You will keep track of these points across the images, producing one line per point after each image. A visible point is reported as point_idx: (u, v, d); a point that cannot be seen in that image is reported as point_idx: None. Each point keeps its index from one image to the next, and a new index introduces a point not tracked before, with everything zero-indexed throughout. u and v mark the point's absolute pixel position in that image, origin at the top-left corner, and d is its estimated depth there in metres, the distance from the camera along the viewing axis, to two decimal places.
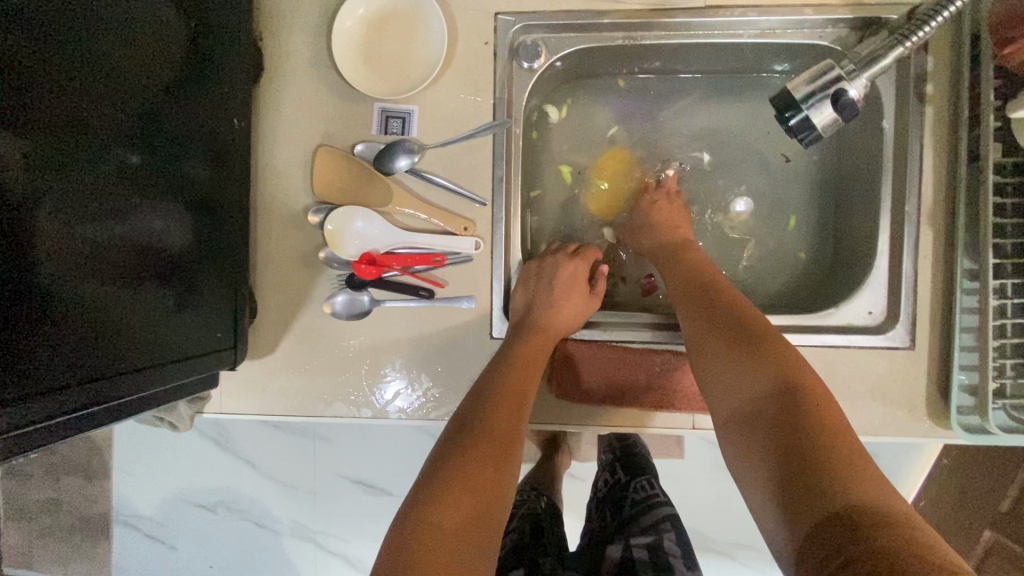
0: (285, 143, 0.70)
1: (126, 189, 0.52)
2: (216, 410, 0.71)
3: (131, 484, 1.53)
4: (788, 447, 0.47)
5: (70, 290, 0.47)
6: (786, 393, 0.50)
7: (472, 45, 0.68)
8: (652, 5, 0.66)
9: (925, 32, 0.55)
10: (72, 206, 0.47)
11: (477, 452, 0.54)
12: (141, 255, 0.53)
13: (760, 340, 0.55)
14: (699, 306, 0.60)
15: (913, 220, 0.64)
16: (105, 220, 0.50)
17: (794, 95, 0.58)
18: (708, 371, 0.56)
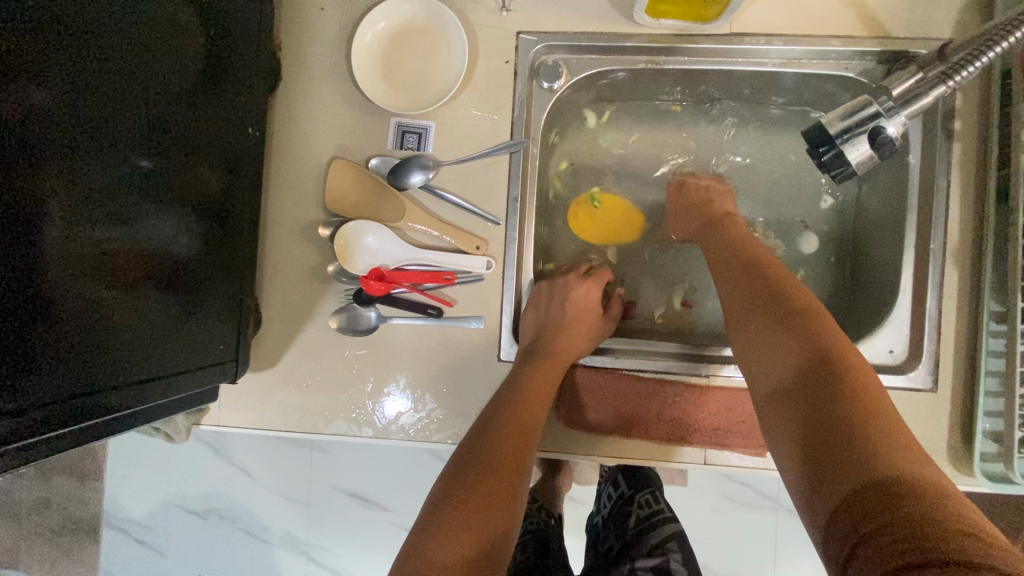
0: (299, 154, 0.69)
1: (134, 194, 0.51)
2: (214, 422, 0.69)
3: (124, 487, 1.51)
4: (814, 423, 0.44)
5: (72, 296, 0.46)
6: (822, 363, 0.47)
7: (493, 63, 0.67)
8: (677, 30, 0.65)
9: (968, 74, 0.52)
10: (79, 207, 0.46)
11: (477, 488, 0.51)
12: (146, 261, 0.52)
13: (800, 310, 0.52)
14: (736, 280, 0.58)
15: (937, 258, 0.62)
16: (112, 225, 0.49)
17: (829, 130, 0.57)
18: (741, 344, 0.54)
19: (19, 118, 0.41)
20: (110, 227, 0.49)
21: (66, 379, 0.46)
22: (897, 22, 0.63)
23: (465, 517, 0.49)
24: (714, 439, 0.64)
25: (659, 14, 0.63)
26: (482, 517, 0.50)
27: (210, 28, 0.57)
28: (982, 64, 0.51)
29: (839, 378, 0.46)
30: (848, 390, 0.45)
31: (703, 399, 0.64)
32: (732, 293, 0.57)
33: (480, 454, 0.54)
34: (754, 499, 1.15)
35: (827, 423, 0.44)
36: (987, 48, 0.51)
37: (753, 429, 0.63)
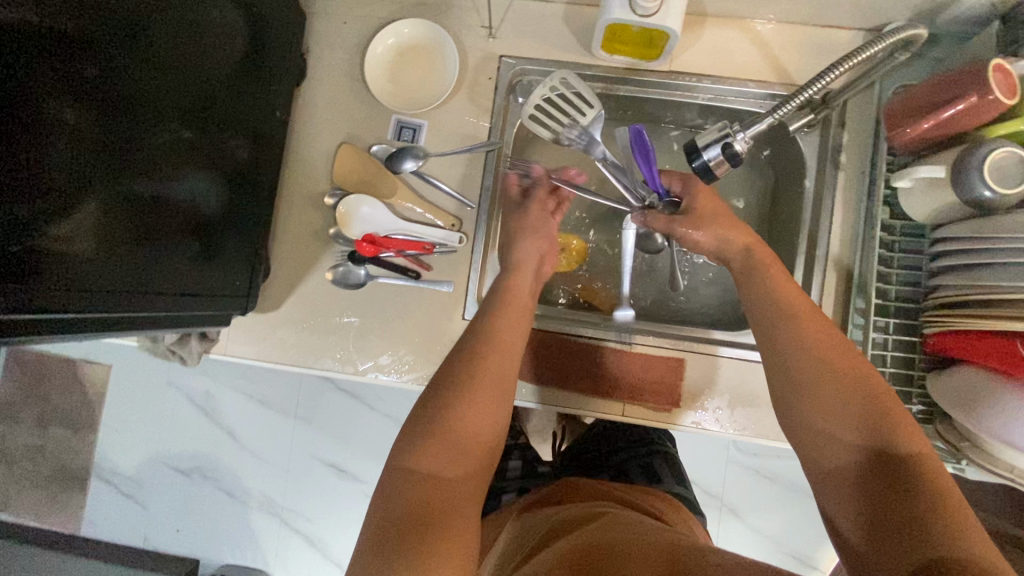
0: (315, 137, 0.84)
1: (178, 153, 0.64)
2: (221, 351, 0.82)
3: (115, 441, 1.62)
4: (867, 473, 0.54)
5: (128, 225, 0.59)
6: (871, 417, 0.55)
7: (479, 78, 0.83)
8: (628, 65, 0.81)
9: (783, 111, 0.68)
10: (138, 158, 0.59)
11: (457, 431, 0.61)
12: (182, 205, 0.66)
13: (849, 367, 0.59)
14: (773, 335, 0.64)
15: (820, 264, 0.79)
16: (160, 174, 0.62)
17: (697, 142, 0.71)
18: (791, 401, 0.61)
19: (102, 89, 0.54)
20: (151, 181, 0.61)
21: (116, 300, 0.59)
22: (799, 74, 0.80)
23: (443, 454, 0.59)
24: (632, 394, 0.78)
25: (613, 51, 0.79)
26: (461, 453, 0.60)
27: (251, 29, 0.71)
28: (789, 105, 0.67)
29: (887, 434, 0.54)
30: (897, 442, 0.53)
31: (624, 360, 0.80)
32: (775, 347, 0.63)
33: (458, 398, 0.63)
34: (702, 499, 1.32)
35: (879, 473, 0.53)
36: (790, 96, 0.67)
37: (663, 387, 0.78)
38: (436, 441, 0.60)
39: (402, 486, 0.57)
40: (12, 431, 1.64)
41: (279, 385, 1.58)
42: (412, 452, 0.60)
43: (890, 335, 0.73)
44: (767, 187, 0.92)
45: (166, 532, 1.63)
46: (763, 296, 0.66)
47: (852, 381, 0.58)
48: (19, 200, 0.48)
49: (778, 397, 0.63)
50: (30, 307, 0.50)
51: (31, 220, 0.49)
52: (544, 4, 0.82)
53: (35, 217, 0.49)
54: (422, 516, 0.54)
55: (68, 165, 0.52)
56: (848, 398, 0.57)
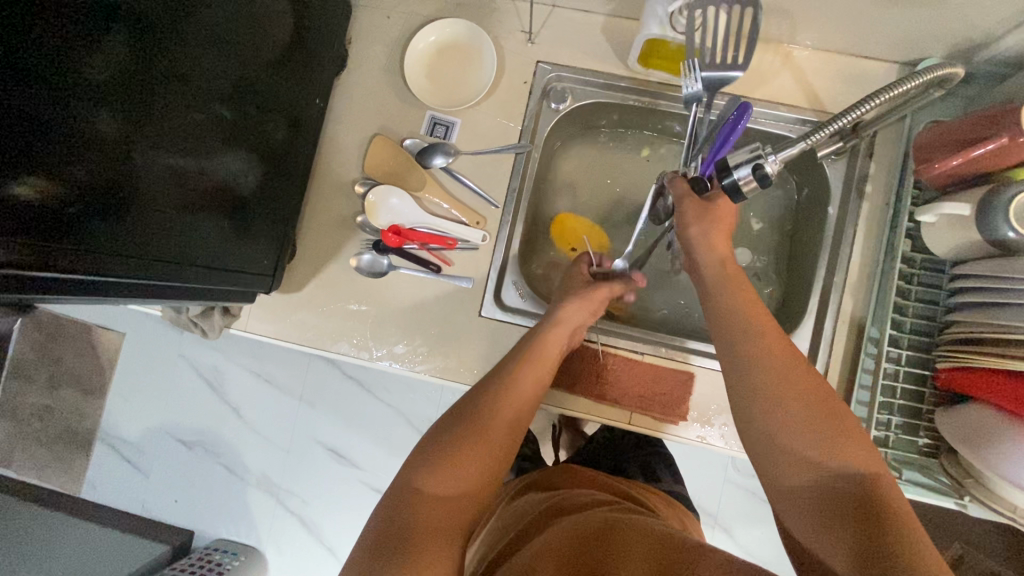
0: (350, 126, 0.86)
1: (217, 130, 0.66)
2: (242, 327, 0.84)
3: (123, 407, 1.65)
4: (826, 493, 0.55)
5: (163, 196, 0.61)
6: (827, 437, 0.57)
7: (514, 81, 0.84)
8: (662, 80, 0.83)
9: (820, 135, 0.69)
10: (179, 132, 0.61)
11: (461, 460, 0.64)
12: (217, 181, 0.67)
13: (807, 387, 0.60)
14: (737, 351, 0.65)
15: (836, 291, 0.79)
16: (199, 150, 0.64)
17: (730, 162, 0.68)
18: (751, 418, 0.62)
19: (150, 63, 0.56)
20: (187, 157, 0.63)
21: (149, 269, 0.60)
22: (831, 102, 0.80)
23: (444, 477, 0.62)
24: (640, 404, 0.79)
25: (649, 65, 0.80)
26: (462, 482, 0.63)
27: (296, 16, 0.73)
28: (826, 131, 0.68)
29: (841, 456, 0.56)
30: (850, 464, 0.55)
31: (633, 369, 0.81)
32: (737, 362, 0.64)
33: (466, 434, 0.66)
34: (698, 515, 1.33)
35: (834, 494, 0.55)
36: (826, 123, 0.68)
37: (670, 399, 0.79)
38: (444, 465, 0.63)
39: (400, 502, 0.60)
40: (23, 389, 1.67)
41: (287, 366, 1.60)
42: (419, 473, 0.63)
43: (902, 366, 0.74)
44: (788, 212, 0.93)
45: (164, 502, 1.65)
46: (729, 308, 0.69)
47: (813, 400, 0.59)
48: (59, 164, 0.50)
49: (738, 412, 0.64)
50: (67, 268, 0.51)
51: (68, 184, 0.51)
52: (584, 13, 0.83)
53: (74, 181, 0.51)
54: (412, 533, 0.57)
55: (109, 134, 0.53)
56: (810, 416, 0.59)
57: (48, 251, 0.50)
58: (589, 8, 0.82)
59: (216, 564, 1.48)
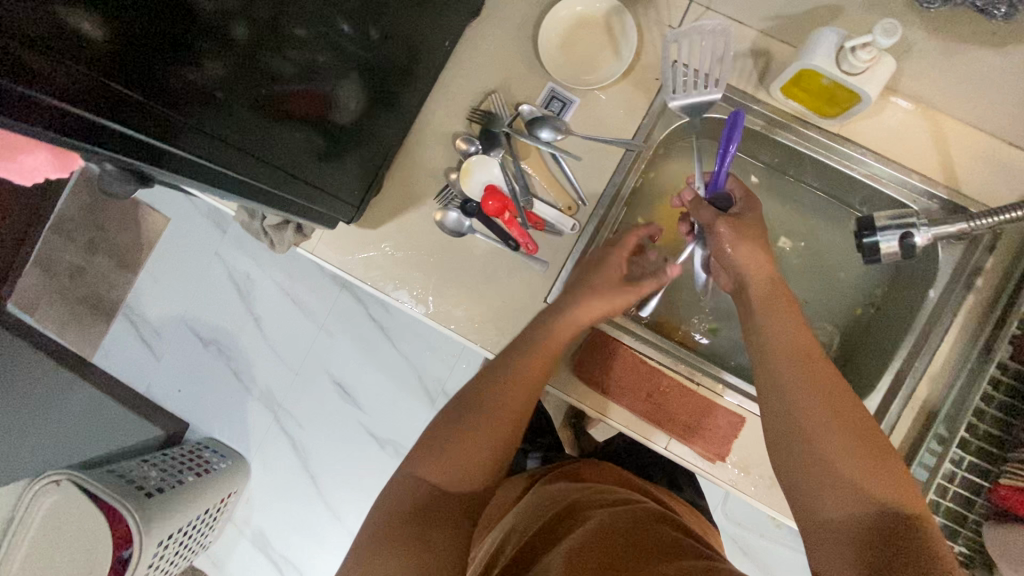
0: (468, 77, 0.84)
1: (347, 49, 0.64)
2: (309, 250, 0.83)
3: (153, 288, 1.67)
4: (861, 525, 0.54)
5: (283, 103, 0.59)
6: (869, 465, 0.56)
7: (645, 76, 0.81)
8: (796, 113, 0.79)
9: (988, 221, 0.68)
10: (315, 41, 0.59)
11: (461, 449, 0.64)
12: (330, 99, 0.66)
13: (845, 419, 0.58)
14: (776, 377, 0.63)
15: (913, 377, 0.76)
16: (326, 64, 0.62)
17: (874, 222, 0.72)
18: (790, 445, 0.60)
19: None
20: (308, 67, 0.60)
21: (249, 170, 0.58)
22: (967, 182, 0.76)
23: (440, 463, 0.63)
24: (681, 432, 0.77)
25: (790, 95, 0.76)
26: (459, 471, 0.63)
27: None
28: (1000, 218, 0.67)
29: (880, 486, 0.55)
30: (886, 494, 0.54)
31: (686, 398, 0.79)
32: (778, 390, 0.63)
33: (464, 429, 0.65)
34: None
35: (870, 523, 0.53)
36: (1003, 210, 0.67)
37: (714, 437, 0.77)
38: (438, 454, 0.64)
39: (405, 493, 0.62)
40: (60, 245, 1.67)
41: (319, 292, 1.60)
42: (418, 464, 0.64)
43: (960, 469, 0.70)
44: (878, 281, 0.89)
45: (167, 391, 1.66)
46: (755, 335, 0.68)
47: (847, 421, 0.58)
48: (206, 44, 0.47)
49: (771, 431, 0.62)
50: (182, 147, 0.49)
51: (204, 64, 0.48)
52: (736, 24, 0.79)
53: (211, 63, 0.49)
54: (417, 520, 0.59)
55: (255, 27, 0.51)
56: (845, 432, 0.58)
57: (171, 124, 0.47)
58: (744, 19, 0.78)
59: (203, 462, 1.51)
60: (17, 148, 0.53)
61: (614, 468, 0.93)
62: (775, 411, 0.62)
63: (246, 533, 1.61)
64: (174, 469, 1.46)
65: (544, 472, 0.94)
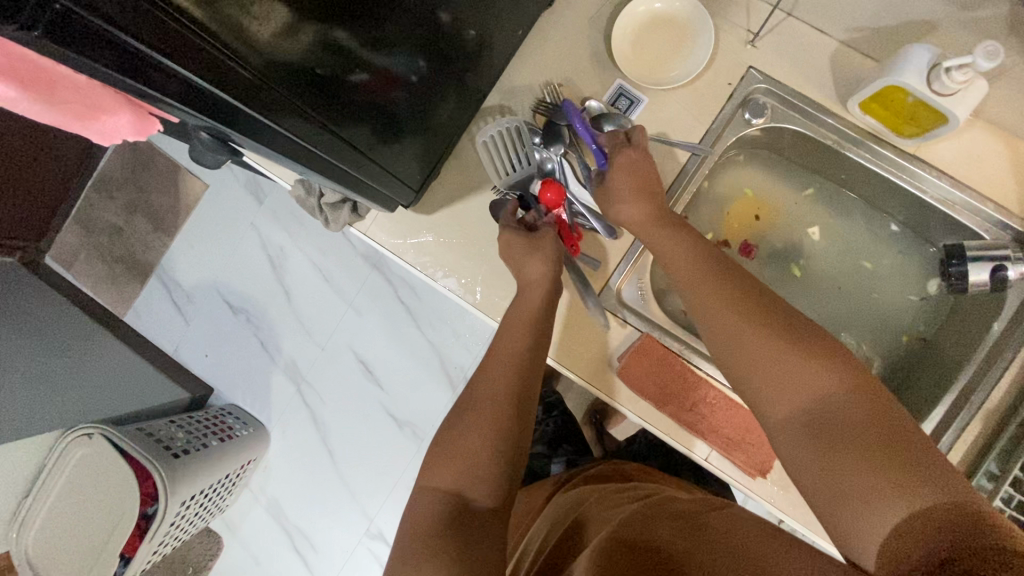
0: (535, 68, 0.82)
1: (425, 24, 0.63)
2: (362, 231, 0.83)
3: (190, 254, 1.69)
4: (818, 414, 0.52)
5: (360, 75, 0.58)
6: (813, 354, 0.54)
7: (717, 79, 0.79)
8: (871, 130, 0.77)
9: None
10: (397, 12, 0.58)
11: (471, 442, 0.65)
12: (403, 74, 0.65)
13: (786, 324, 0.58)
14: (709, 291, 0.62)
15: (969, 409, 0.74)
16: (404, 37, 0.61)
17: (964, 249, 0.74)
18: (742, 365, 0.58)
19: None
20: (388, 40, 0.59)
21: (317, 139, 0.57)
22: None
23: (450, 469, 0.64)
24: (722, 445, 0.76)
25: (868, 111, 0.74)
26: (475, 467, 0.63)
27: None
28: None
29: (831, 372, 0.53)
30: (836, 380, 0.53)
31: (731, 412, 0.77)
32: (713, 311, 0.61)
33: (475, 423, 0.66)
34: None
35: (827, 408, 0.52)
36: None
37: (756, 453, 0.76)
38: (454, 453, 0.64)
39: (426, 506, 0.62)
40: (103, 204, 1.69)
41: (351, 269, 1.61)
42: (433, 473, 0.64)
43: (1010, 510, 0.67)
44: (933, 308, 0.87)
45: (195, 355, 1.69)
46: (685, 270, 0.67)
47: (787, 322, 0.58)
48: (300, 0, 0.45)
49: (720, 352, 0.61)
50: (258, 108, 0.47)
51: (298, 25, 0.47)
52: (818, 34, 0.77)
53: (301, 25, 0.47)
54: (450, 523, 0.59)
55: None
56: (786, 329, 0.57)
57: (258, 85, 0.46)
58: (827, 29, 0.76)
59: (226, 428, 1.53)
60: (104, 109, 0.51)
61: (648, 471, 0.92)
62: (715, 325, 0.61)
63: (261, 500, 1.64)
64: (199, 432, 1.49)
65: (571, 474, 0.94)
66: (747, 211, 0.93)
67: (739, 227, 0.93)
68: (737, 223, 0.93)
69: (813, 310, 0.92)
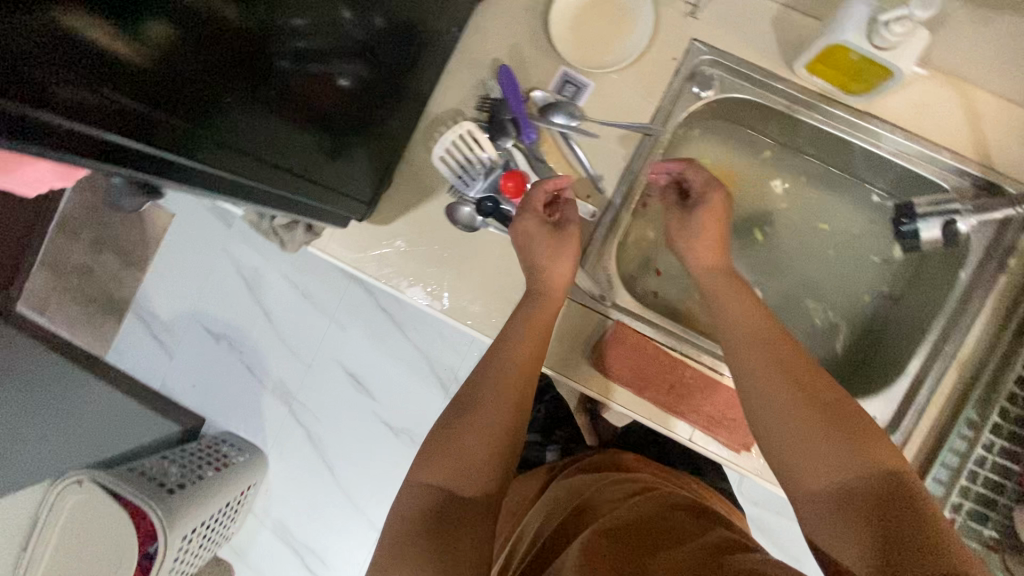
0: (477, 63, 0.80)
1: (353, 37, 0.60)
2: (319, 248, 0.82)
3: (164, 286, 1.66)
4: (846, 495, 0.52)
5: (284, 98, 0.56)
6: (846, 434, 0.54)
7: (662, 56, 0.77)
8: (821, 91, 0.76)
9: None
10: (320, 32, 0.55)
11: (469, 438, 0.63)
12: (334, 91, 0.62)
13: (833, 401, 0.57)
14: (752, 356, 0.62)
15: (943, 360, 0.74)
16: (330, 54, 0.58)
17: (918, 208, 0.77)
18: (767, 431, 0.58)
19: None
20: (312, 59, 0.57)
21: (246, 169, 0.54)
22: (1001, 159, 0.73)
23: (452, 466, 0.61)
24: (704, 424, 0.76)
25: (815, 72, 0.73)
26: (471, 464, 0.62)
27: None
28: None
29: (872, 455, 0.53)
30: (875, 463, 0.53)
31: (709, 389, 0.77)
32: (751, 375, 0.61)
33: (472, 416, 0.65)
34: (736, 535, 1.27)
35: (857, 490, 0.52)
36: None
37: (738, 427, 0.76)
38: (448, 448, 0.63)
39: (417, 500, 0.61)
40: (68, 244, 1.65)
41: (328, 284, 1.59)
42: (425, 467, 0.63)
43: (990, 454, 0.70)
44: (901, 262, 0.88)
45: (181, 388, 1.67)
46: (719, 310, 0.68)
47: (810, 390, 0.58)
48: (211, 43, 0.44)
49: (751, 416, 0.61)
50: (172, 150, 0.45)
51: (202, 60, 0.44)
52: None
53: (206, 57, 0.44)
54: (438, 521, 0.58)
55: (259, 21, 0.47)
56: (825, 406, 0.56)
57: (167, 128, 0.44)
58: None
59: (221, 457, 1.51)
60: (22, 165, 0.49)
61: (642, 461, 0.91)
62: (751, 388, 0.61)
63: (266, 524, 1.63)
64: (194, 465, 1.47)
65: (562, 464, 0.94)
66: None
67: None
68: None
69: (785, 276, 0.92)
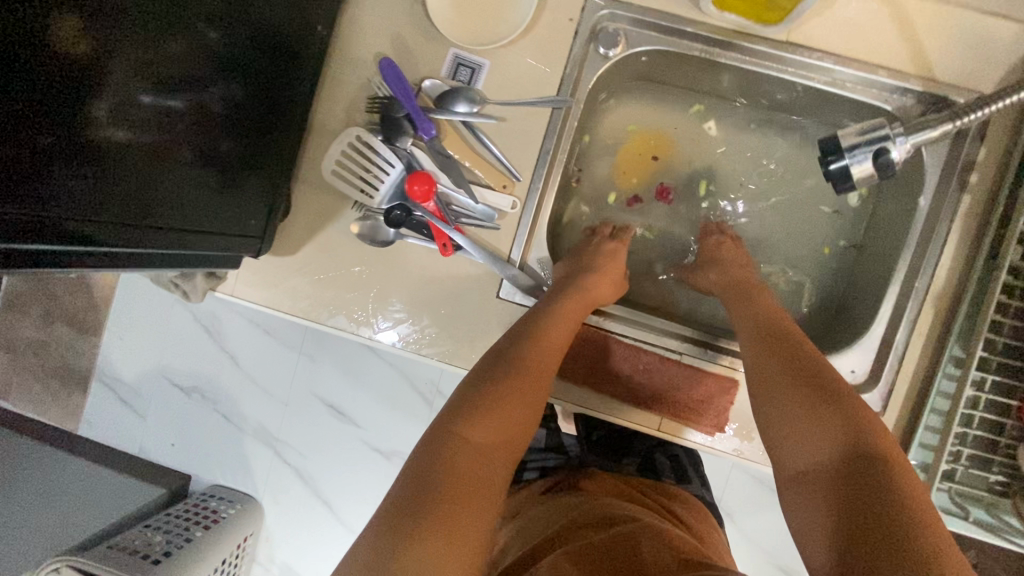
0: (361, 61, 0.73)
1: (200, 63, 0.53)
2: (228, 292, 0.74)
3: (121, 347, 1.56)
4: (821, 479, 0.51)
5: (126, 146, 0.49)
6: (844, 425, 0.53)
7: (557, 18, 0.70)
8: (736, 27, 0.68)
9: (975, 117, 0.60)
10: (150, 66, 0.48)
11: (508, 409, 0.57)
12: (201, 127, 0.55)
13: (838, 396, 0.55)
14: (758, 355, 0.61)
15: (916, 297, 0.68)
16: (175, 87, 0.51)
17: (842, 141, 0.63)
18: (763, 420, 0.58)
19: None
20: (151, 97, 0.49)
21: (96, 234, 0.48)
22: (943, 68, 0.66)
23: (494, 427, 0.55)
24: (671, 410, 0.70)
25: (724, 7, 0.65)
26: (499, 438, 0.55)
27: None
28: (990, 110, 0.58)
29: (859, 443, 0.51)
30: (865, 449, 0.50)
31: (671, 371, 0.71)
32: (760, 372, 0.60)
33: (506, 388, 0.58)
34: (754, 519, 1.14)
35: (830, 478, 0.51)
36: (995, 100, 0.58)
37: (707, 407, 0.70)
38: (482, 407, 0.56)
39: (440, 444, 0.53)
40: (14, 322, 1.57)
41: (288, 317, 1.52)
42: (456, 417, 0.55)
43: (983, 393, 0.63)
44: (860, 197, 0.81)
45: (158, 449, 1.57)
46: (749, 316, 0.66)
47: (811, 384, 0.56)
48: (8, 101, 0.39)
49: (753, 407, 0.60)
50: None
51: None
52: None
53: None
54: (456, 485, 0.50)
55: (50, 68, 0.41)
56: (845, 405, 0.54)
57: None
58: None
59: (209, 514, 1.43)
60: None
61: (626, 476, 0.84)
62: (751, 378, 0.61)
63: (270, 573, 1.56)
64: (180, 528, 1.40)
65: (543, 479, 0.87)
66: (643, 149, 0.86)
67: (640, 169, 0.86)
68: (636, 165, 0.86)
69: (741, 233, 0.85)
